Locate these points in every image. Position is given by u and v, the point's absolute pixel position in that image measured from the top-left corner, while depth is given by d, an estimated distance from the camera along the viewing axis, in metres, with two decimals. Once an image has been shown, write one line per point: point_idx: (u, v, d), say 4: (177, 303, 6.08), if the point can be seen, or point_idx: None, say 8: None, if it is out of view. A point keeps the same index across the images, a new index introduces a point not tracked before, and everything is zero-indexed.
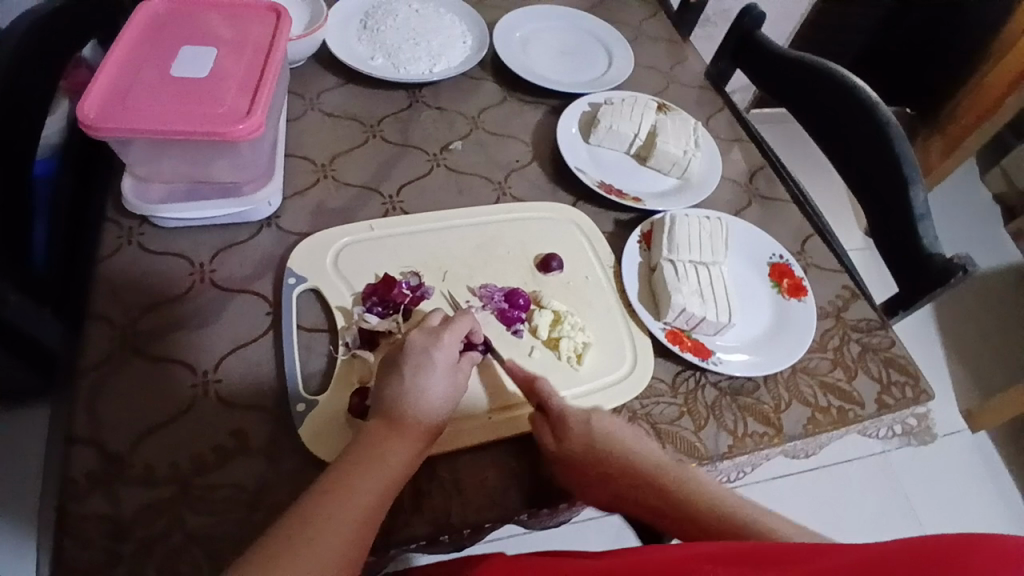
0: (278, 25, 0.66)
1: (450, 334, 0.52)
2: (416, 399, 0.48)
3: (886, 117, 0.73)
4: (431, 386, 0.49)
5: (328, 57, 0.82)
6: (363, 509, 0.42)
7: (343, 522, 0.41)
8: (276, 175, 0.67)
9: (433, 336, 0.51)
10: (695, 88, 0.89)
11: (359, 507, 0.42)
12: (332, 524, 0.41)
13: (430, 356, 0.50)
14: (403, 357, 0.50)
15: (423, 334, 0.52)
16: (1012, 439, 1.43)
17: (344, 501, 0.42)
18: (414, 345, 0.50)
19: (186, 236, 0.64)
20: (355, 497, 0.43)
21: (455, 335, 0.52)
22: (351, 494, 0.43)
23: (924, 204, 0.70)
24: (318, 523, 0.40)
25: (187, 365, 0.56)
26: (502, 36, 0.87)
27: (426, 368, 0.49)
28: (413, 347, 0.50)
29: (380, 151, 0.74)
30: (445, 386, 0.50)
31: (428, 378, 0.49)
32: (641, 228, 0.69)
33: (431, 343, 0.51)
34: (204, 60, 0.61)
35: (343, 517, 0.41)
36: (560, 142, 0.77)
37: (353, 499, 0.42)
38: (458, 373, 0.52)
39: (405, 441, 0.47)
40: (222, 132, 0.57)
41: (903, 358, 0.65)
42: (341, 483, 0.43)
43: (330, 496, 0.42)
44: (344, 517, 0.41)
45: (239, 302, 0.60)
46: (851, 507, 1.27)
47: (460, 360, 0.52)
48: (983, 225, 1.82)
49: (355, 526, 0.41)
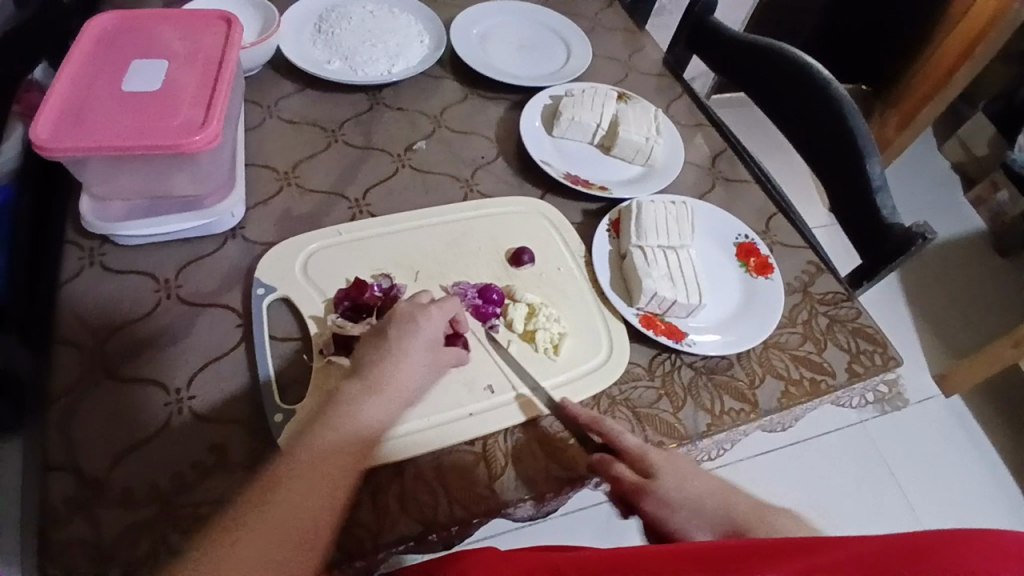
0: (229, 33, 0.65)
1: (438, 311, 0.55)
2: (394, 372, 0.51)
3: (838, 92, 0.75)
4: (412, 360, 0.52)
5: (284, 63, 0.81)
6: (331, 481, 0.46)
7: (307, 492, 0.45)
8: (238, 185, 0.66)
9: (422, 308, 0.54)
10: (653, 75, 0.90)
11: (321, 481, 0.46)
12: (297, 493, 0.45)
13: (416, 327, 0.53)
14: (390, 326, 0.53)
15: (411, 307, 0.54)
16: (981, 399, 1.48)
17: (307, 477, 0.46)
18: (400, 315, 0.53)
19: (150, 253, 0.63)
20: (320, 469, 0.46)
21: (442, 310, 0.55)
22: (314, 470, 0.46)
23: (881, 175, 0.72)
24: (282, 495, 0.44)
25: (159, 384, 0.55)
26: (460, 33, 0.87)
27: (410, 342, 0.52)
28: (400, 318, 0.53)
29: (343, 156, 0.74)
30: (425, 358, 0.53)
31: (410, 352, 0.52)
32: (609, 216, 0.70)
33: (418, 317, 0.53)
34: (156, 73, 0.60)
35: (308, 492, 0.45)
36: (524, 135, 0.77)
37: (319, 474, 0.46)
38: (440, 351, 0.54)
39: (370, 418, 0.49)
40: (180, 145, 0.56)
41: (870, 327, 0.67)
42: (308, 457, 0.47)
43: (293, 474, 0.46)
44: (308, 487, 0.45)
45: (209, 317, 0.59)
46: (834, 478, 1.30)
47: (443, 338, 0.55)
48: (942, 194, 1.88)
49: (313, 501, 0.45)
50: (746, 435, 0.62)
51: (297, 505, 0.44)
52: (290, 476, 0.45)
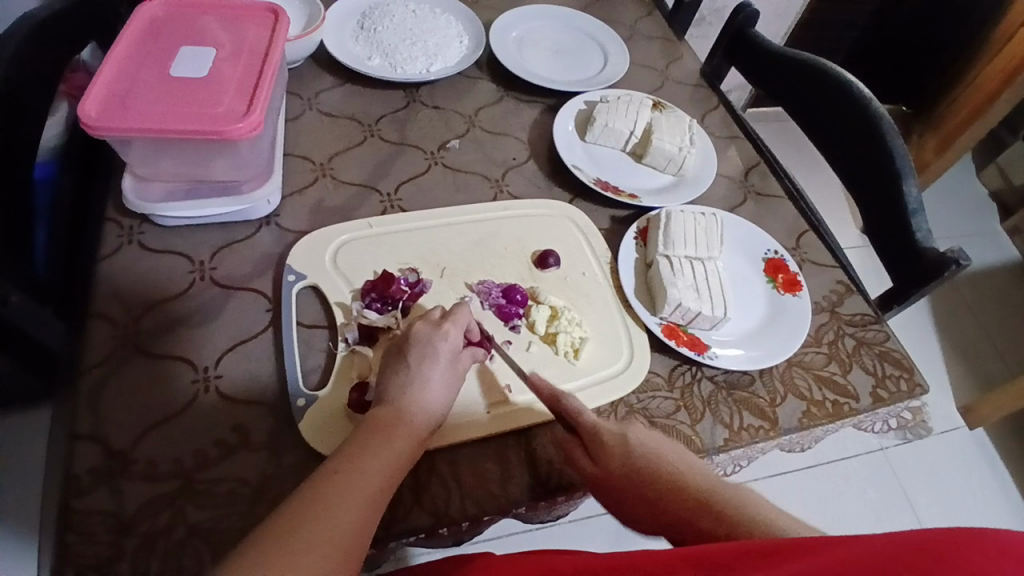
0: (275, 26, 0.66)
1: (452, 326, 0.53)
2: (420, 389, 0.49)
3: (879, 111, 0.73)
4: (433, 378, 0.50)
5: (326, 57, 0.83)
6: (370, 491, 0.43)
7: (348, 502, 0.41)
8: (275, 174, 0.68)
9: (437, 327, 0.53)
10: (689, 86, 0.89)
11: (360, 491, 0.42)
12: (339, 502, 0.41)
13: (434, 346, 0.51)
14: (408, 347, 0.51)
15: (427, 325, 0.53)
16: (1010, 434, 1.44)
17: (345, 486, 0.42)
18: (418, 335, 0.52)
19: (187, 235, 0.65)
20: (360, 481, 0.43)
21: (457, 325, 0.53)
22: (356, 478, 0.43)
23: (917, 198, 0.71)
24: (320, 504, 0.40)
25: (188, 362, 0.56)
26: (499, 36, 0.88)
27: (429, 360, 0.51)
28: (418, 337, 0.52)
29: (377, 151, 0.75)
30: (446, 378, 0.51)
31: (430, 370, 0.50)
32: (637, 225, 0.70)
33: (434, 335, 0.52)
34: (203, 61, 0.62)
35: (348, 500, 0.41)
36: (556, 139, 0.77)
37: (358, 482, 0.43)
38: (459, 364, 0.52)
39: (405, 432, 0.47)
40: (221, 131, 0.57)
41: (897, 352, 0.65)
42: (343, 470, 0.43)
43: (332, 480, 0.42)
44: (351, 500, 0.41)
45: (240, 301, 0.61)
46: (848, 504, 1.28)
47: (461, 353, 0.53)
48: (980, 222, 1.83)
49: (358, 511, 0.41)
50: (763, 453, 0.62)
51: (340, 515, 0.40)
52: (338, 475, 0.43)
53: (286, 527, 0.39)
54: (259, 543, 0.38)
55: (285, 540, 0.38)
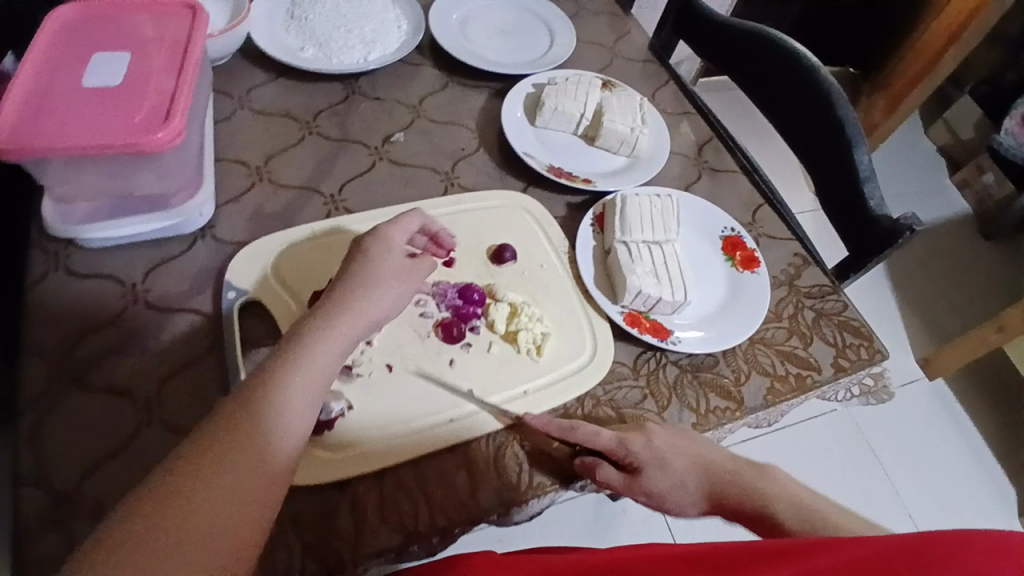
0: (194, 23, 0.61)
1: (398, 231, 0.54)
2: (368, 292, 0.49)
3: (828, 80, 0.73)
4: (382, 285, 0.50)
5: (255, 51, 0.78)
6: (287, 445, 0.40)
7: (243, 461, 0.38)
8: (206, 183, 0.63)
9: (382, 233, 0.53)
10: (638, 61, 0.87)
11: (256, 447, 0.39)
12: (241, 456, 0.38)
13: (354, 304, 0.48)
14: (353, 257, 0.51)
15: (373, 235, 0.53)
16: (965, 382, 1.50)
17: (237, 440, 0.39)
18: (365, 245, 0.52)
19: (115, 254, 0.60)
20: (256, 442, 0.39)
21: (381, 280, 0.50)
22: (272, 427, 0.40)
23: (868, 165, 0.71)
24: (231, 456, 0.38)
25: (127, 393, 0.53)
26: (439, 18, 0.83)
27: (342, 317, 0.47)
28: (364, 249, 0.52)
29: (318, 149, 0.71)
30: (396, 284, 0.51)
31: (341, 325, 0.47)
32: (593, 211, 0.68)
33: (379, 243, 0.52)
34: (117, 67, 0.57)
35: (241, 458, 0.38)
36: (506, 126, 0.74)
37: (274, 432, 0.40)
38: (408, 270, 0.53)
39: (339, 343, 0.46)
40: (140, 143, 0.53)
41: (856, 320, 0.66)
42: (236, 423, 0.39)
43: (245, 425, 0.39)
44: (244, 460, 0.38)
45: (180, 322, 0.57)
46: (818, 463, 1.32)
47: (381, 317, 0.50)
48: (929, 177, 1.88)
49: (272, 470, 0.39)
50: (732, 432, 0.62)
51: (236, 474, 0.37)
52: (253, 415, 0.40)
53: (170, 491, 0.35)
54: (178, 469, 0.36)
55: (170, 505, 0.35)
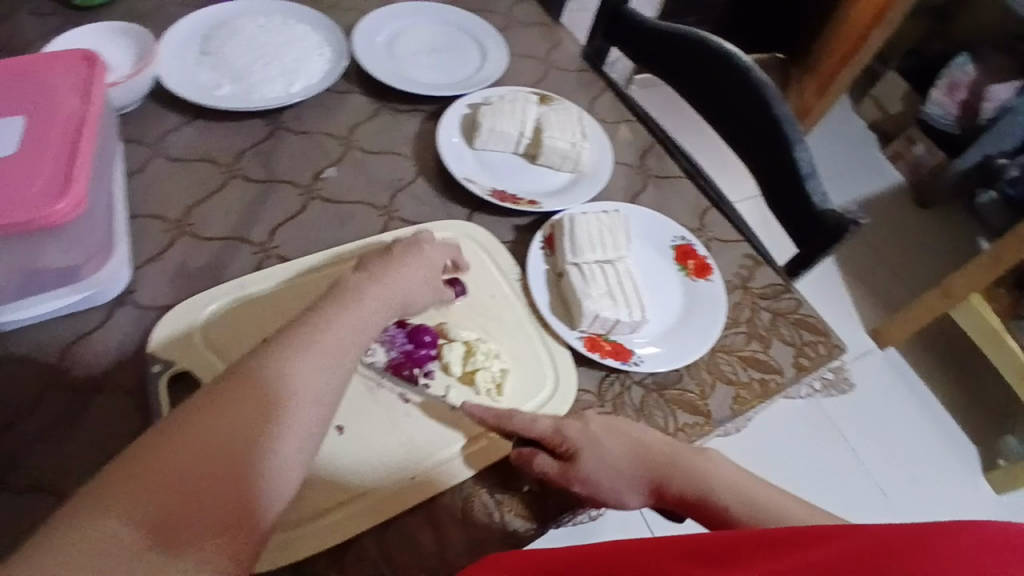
0: (92, 77, 0.56)
1: (429, 246, 0.57)
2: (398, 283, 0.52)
3: (760, 78, 0.73)
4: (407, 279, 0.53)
5: (165, 92, 0.72)
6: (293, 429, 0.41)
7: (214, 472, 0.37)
8: (121, 246, 0.58)
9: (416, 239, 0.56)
10: (573, 71, 0.86)
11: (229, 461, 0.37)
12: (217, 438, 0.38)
13: (337, 338, 0.45)
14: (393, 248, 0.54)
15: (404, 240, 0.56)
16: (917, 348, 1.56)
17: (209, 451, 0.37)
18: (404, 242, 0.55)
19: (21, 334, 0.54)
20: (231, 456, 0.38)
21: (373, 308, 0.48)
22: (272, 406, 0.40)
23: (809, 161, 0.71)
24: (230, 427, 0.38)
25: (48, 491, 0.47)
26: (362, 42, 0.80)
27: (329, 343, 0.44)
28: (399, 245, 0.55)
29: (244, 194, 0.67)
30: (420, 280, 0.54)
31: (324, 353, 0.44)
32: (541, 232, 0.66)
33: (418, 242, 0.56)
34: (6, 133, 0.52)
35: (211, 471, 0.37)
36: (443, 151, 0.71)
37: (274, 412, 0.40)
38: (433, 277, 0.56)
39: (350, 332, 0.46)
40: (36, 216, 0.48)
41: (811, 317, 0.66)
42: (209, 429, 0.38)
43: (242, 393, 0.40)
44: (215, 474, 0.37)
45: (103, 403, 0.52)
46: (787, 448, 1.35)
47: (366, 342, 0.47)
48: (863, 153, 1.95)
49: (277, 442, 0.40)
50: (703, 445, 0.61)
51: (205, 482, 0.36)
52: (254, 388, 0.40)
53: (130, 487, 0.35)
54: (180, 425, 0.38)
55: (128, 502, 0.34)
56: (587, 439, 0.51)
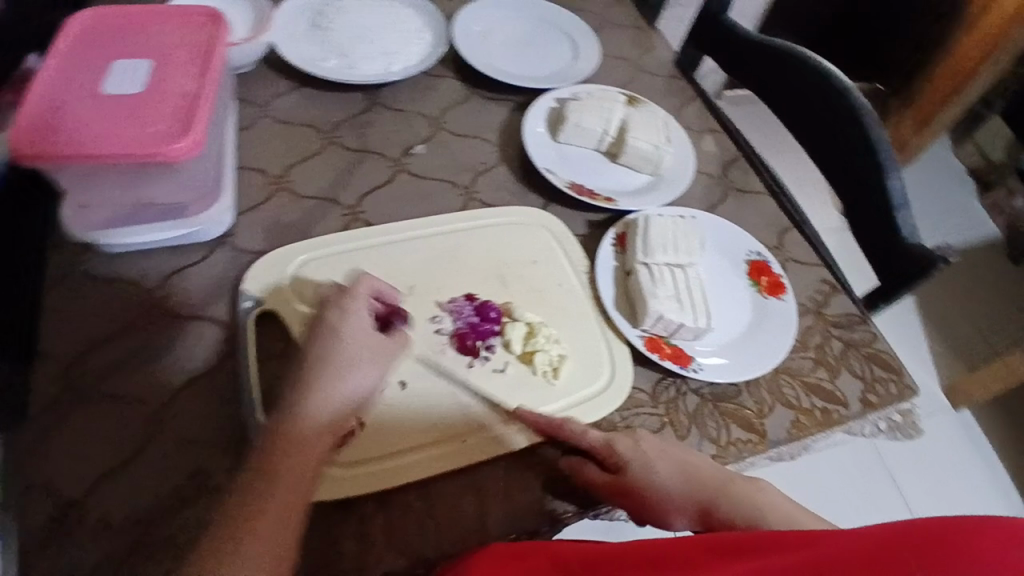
0: (216, 33, 0.61)
1: (358, 297, 0.52)
2: (350, 392, 0.48)
3: (860, 102, 0.71)
4: (351, 362, 0.49)
5: (278, 58, 0.77)
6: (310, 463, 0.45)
7: (296, 474, 0.44)
8: (224, 192, 0.63)
9: (345, 303, 0.51)
10: (664, 77, 0.86)
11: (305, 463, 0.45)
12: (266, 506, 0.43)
13: (340, 328, 0.50)
14: (326, 325, 0.50)
15: (336, 306, 0.51)
16: (992, 412, 1.45)
17: (292, 460, 0.45)
18: (327, 323, 0.50)
19: (130, 261, 0.60)
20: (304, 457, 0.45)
21: (359, 300, 0.52)
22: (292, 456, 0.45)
23: (902, 192, 0.68)
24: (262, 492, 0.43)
25: (139, 403, 0.53)
26: (462, 30, 0.83)
27: (337, 339, 0.49)
28: (330, 323, 0.50)
29: (337, 160, 0.71)
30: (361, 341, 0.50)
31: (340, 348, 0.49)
32: (614, 230, 0.66)
33: (346, 318, 0.51)
34: (138, 75, 0.57)
35: (297, 477, 0.44)
36: (527, 140, 0.73)
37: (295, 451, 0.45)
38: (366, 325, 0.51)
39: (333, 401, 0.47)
40: (158, 153, 0.53)
41: (886, 353, 0.63)
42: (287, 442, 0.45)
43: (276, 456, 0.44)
44: (299, 474, 0.44)
45: (192, 333, 0.57)
46: (837, 491, 1.28)
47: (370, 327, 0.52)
48: (958, 199, 1.83)
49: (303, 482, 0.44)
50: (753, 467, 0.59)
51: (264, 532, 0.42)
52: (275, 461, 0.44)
53: (250, 516, 0.42)
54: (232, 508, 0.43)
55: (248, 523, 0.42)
56: (640, 459, 0.51)
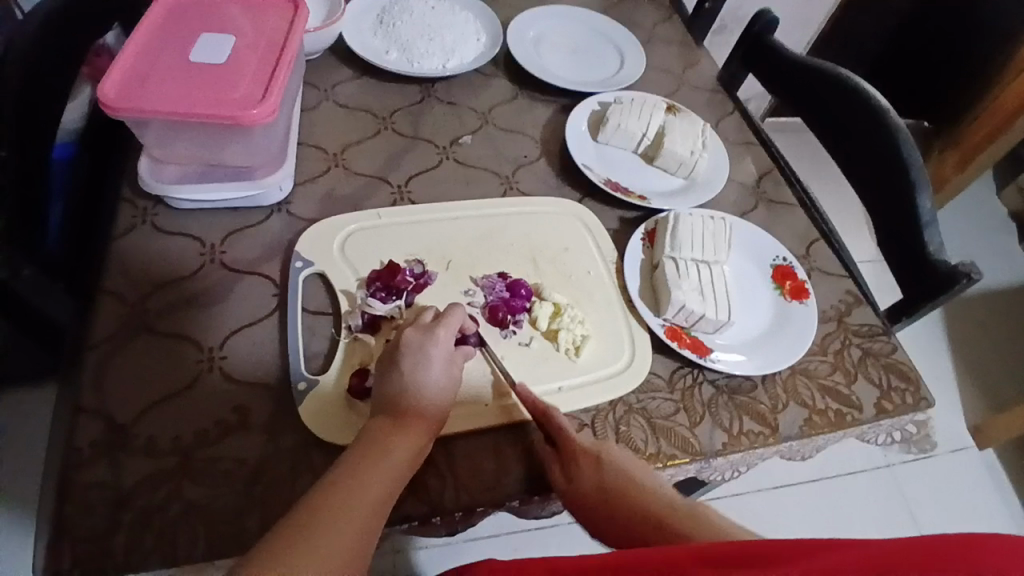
0: (294, 18, 0.67)
1: (444, 330, 0.52)
2: (420, 393, 0.49)
3: (896, 122, 0.73)
4: (431, 380, 0.50)
5: (344, 49, 0.84)
6: (377, 497, 0.44)
7: (380, 478, 0.45)
8: (288, 161, 0.68)
9: (429, 331, 0.52)
10: (705, 90, 0.89)
11: (392, 470, 0.45)
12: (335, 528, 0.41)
13: (428, 351, 0.51)
14: (401, 354, 0.50)
15: (418, 331, 0.52)
16: (1022, 460, 1.41)
17: (380, 464, 0.45)
18: (411, 342, 0.51)
19: (197, 218, 0.66)
20: (393, 465, 0.46)
21: (448, 330, 0.53)
22: (367, 484, 0.44)
23: (931, 211, 0.70)
24: (335, 511, 0.42)
25: (194, 343, 0.57)
26: (516, 34, 0.88)
27: (425, 362, 0.50)
28: (409, 344, 0.51)
29: (390, 143, 0.76)
30: (444, 379, 0.51)
31: (428, 373, 0.50)
32: (645, 226, 0.69)
33: (427, 340, 0.51)
34: (222, 48, 0.63)
35: (381, 480, 0.45)
36: (568, 138, 0.77)
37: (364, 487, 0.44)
38: (454, 367, 0.52)
39: (411, 435, 0.48)
40: (235, 116, 0.58)
41: (904, 364, 0.64)
42: (377, 450, 0.46)
43: (346, 484, 0.44)
44: (369, 490, 0.44)
45: (247, 284, 0.62)
46: (854, 523, 1.26)
47: (456, 354, 0.53)
48: (1000, 242, 1.79)
49: (374, 507, 0.43)
50: (763, 461, 0.61)
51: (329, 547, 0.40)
52: (352, 478, 0.44)
53: (331, 507, 0.42)
54: (302, 519, 0.41)
55: (329, 516, 0.42)
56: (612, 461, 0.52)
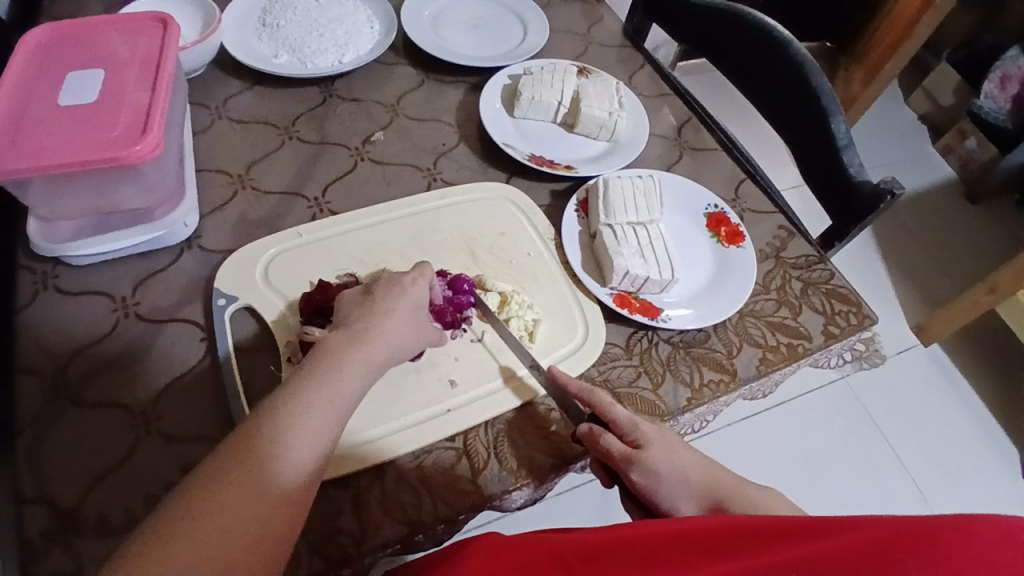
0: (166, 36, 0.61)
1: (423, 277, 0.53)
2: (383, 325, 0.48)
3: (801, 54, 0.73)
4: (398, 317, 0.49)
5: (229, 60, 0.77)
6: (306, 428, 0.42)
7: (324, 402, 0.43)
8: (189, 193, 0.63)
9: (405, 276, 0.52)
10: (613, 47, 0.88)
11: (340, 395, 0.44)
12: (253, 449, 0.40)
13: (403, 290, 0.51)
14: (376, 288, 0.51)
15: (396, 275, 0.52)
16: (959, 347, 1.51)
17: (330, 384, 0.44)
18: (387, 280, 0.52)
19: (102, 271, 0.60)
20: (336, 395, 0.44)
21: (422, 279, 0.52)
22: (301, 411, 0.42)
23: (846, 133, 0.71)
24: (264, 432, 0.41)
25: (125, 407, 0.53)
26: (412, 17, 0.84)
27: (396, 301, 0.50)
28: (386, 283, 0.51)
29: (299, 153, 0.71)
30: (411, 322, 0.50)
31: (396, 311, 0.49)
32: (577, 196, 0.69)
33: (404, 281, 0.51)
34: (91, 85, 0.57)
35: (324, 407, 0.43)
36: (485, 119, 0.75)
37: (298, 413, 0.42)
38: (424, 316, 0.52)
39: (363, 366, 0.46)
40: (121, 157, 0.53)
41: (843, 288, 0.66)
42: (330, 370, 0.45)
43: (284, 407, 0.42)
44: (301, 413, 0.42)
45: (172, 333, 0.57)
46: (820, 438, 1.33)
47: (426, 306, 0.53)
48: (912, 146, 1.89)
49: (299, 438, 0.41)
50: (728, 406, 0.62)
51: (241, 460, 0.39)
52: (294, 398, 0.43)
53: (268, 423, 0.41)
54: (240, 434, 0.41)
55: (216, 474, 0.38)
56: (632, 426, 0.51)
